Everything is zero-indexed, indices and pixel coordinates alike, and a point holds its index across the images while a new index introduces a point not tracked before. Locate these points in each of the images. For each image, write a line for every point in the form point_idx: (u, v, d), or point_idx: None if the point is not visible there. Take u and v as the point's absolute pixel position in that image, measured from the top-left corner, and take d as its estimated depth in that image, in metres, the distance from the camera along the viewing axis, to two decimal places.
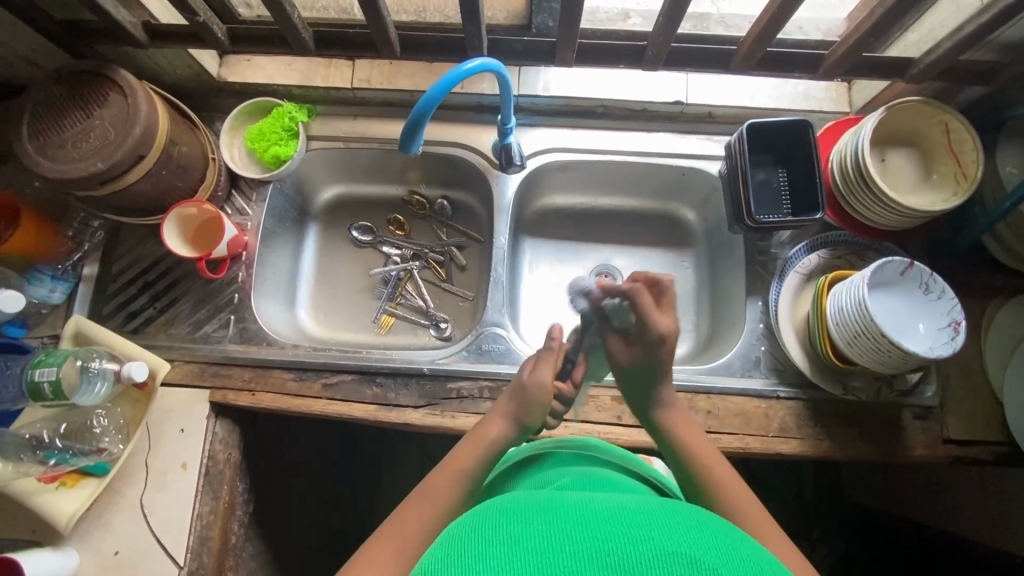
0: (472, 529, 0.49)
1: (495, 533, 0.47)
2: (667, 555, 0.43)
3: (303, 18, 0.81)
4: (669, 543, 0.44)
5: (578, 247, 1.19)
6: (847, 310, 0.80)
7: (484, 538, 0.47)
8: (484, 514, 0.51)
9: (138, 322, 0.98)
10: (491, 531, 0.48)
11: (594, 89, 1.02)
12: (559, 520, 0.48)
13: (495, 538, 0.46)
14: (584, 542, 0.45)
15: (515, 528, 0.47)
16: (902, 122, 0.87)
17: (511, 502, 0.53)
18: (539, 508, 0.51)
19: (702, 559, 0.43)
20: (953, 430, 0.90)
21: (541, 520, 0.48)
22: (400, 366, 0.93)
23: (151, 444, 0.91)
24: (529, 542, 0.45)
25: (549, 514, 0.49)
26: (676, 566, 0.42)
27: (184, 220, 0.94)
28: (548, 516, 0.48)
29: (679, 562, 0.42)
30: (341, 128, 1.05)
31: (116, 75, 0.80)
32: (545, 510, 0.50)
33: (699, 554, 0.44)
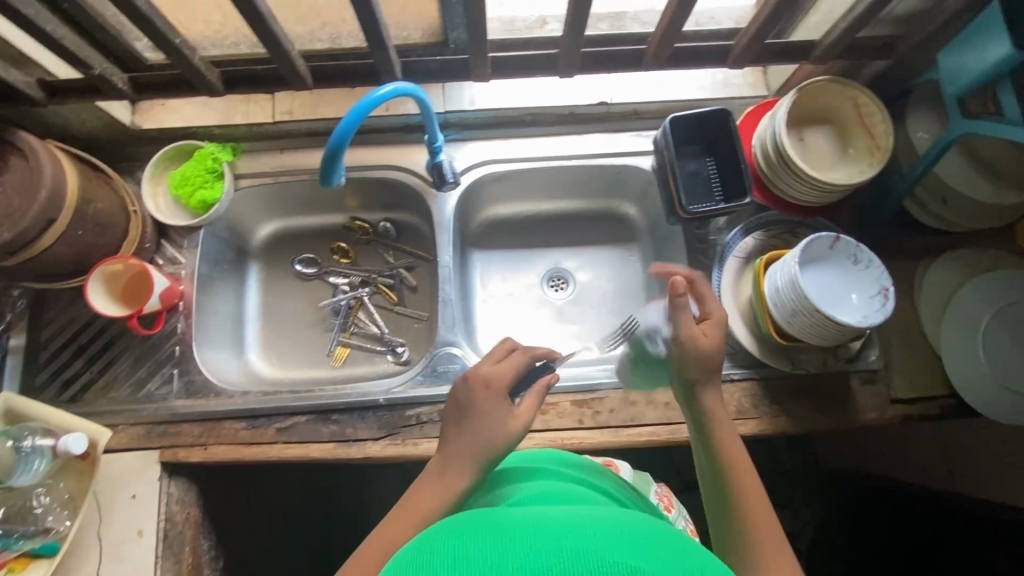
0: (412, 556, 0.42)
1: (423, 561, 0.40)
2: (609, 568, 0.36)
3: (205, 57, 0.79)
4: (614, 553, 0.37)
5: (527, 254, 1.19)
6: (783, 290, 0.81)
7: (413, 566, 0.40)
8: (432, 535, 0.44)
9: (76, 389, 0.94)
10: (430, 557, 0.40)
11: (519, 98, 1.03)
12: (499, 537, 0.41)
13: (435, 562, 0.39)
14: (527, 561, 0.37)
15: (449, 554, 0.40)
16: (815, 101, 0.90)
17: (454, 521, 0.45)
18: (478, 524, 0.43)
19: (651, 572, 0.36)
20: (900, 390, 0.93)
21: (487, 536, 0.41)
22: (355, 399, 0.91)
23: (101, 515, 0.87)
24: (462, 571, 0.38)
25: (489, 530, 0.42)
26: None
27: (110, 278, 0.89)
28: (494, 531, 0.42)
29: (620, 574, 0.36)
30: (269, 163, 1.03)
31: (14, 138, 0.76)
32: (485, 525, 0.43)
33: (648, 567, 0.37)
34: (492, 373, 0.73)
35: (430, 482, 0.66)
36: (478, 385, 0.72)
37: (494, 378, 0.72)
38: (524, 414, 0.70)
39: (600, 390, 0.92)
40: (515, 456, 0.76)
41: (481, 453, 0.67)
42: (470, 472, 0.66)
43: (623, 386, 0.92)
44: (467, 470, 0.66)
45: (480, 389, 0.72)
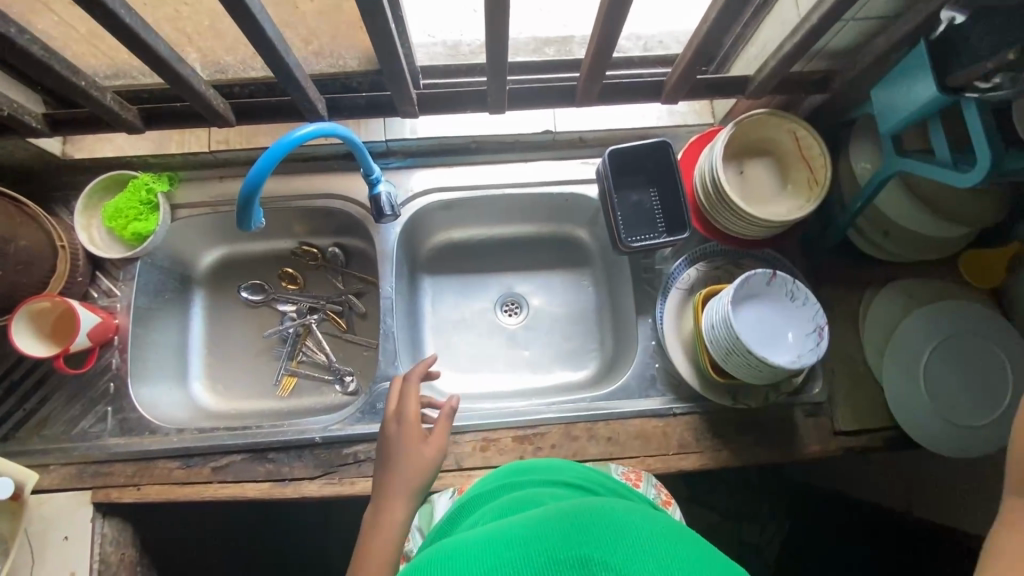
0: None
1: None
2: (557, 563, 0.44)
3: (113, 90, 0.77)
4: (563, 550, 0.45)
5: (479, 280, 1.18)
6: (718, 327, 0.80)
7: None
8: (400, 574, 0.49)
9: (7, 428, 0.92)
10: None
11: (463, 126, 1.01)
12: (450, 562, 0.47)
13: None
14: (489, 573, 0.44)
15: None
16: (754, 135, 0.89)
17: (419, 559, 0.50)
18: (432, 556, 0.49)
19: (596, 556, 0.44)
20: (842, 421, 0.93)
21: (445, 563, 0.47)
22: (292, 437, 0.89)
23: (32, 558, 0.86)
24: None
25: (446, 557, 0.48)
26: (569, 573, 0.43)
27: (36, 317, 0.87)
28: (451, 557, 0.47)
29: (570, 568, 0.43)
30: (207, 192, 1.01)
31: None
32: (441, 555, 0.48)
33: (597, 554, 0.44)
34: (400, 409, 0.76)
35: (377, 530, 0.66)
36: (402, 417, 0.76)
37: (402, 408, 0.76)
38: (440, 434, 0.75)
39: (541, 425, 0.91)
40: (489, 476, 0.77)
41: (412, 484, 0.70)
42: (407, 503, 0.68)
43: (564, 421, 0.92)
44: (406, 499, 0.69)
45: (394, 433, 0.74)
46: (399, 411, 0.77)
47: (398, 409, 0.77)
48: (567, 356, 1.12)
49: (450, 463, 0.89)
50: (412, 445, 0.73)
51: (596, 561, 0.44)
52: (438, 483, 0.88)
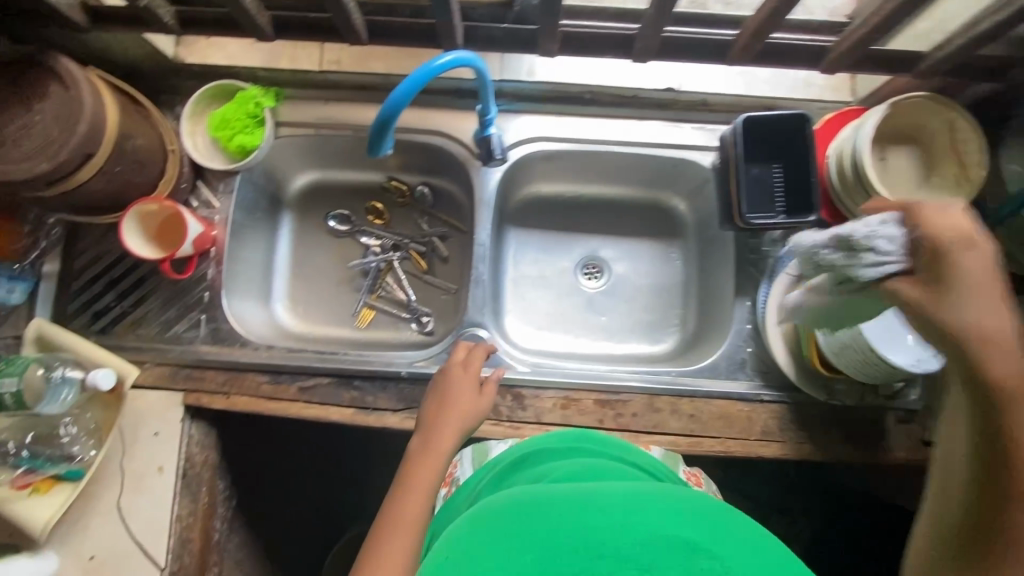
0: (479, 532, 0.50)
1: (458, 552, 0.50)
2: (644, 546, 0.47)
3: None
4: (657, 529, 0.48)
5: (564, 238, 1.15)
6: (837, 319, 0.77)
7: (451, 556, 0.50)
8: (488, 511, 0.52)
9: (105, 321, 0.95)
10: (492, 535, 0.50)
11: (582, 74, 0.96)
12: (527, 519, 0.50)
13: (501, 539, 0.49)
14: (575, 533, 0.48)
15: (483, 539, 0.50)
16: (905, 118, 0.82)
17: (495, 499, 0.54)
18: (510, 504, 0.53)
19: (693, 540, 0.48)
20: (935, 432, 0.90)
21: (541, 514, 0.50)
22: (379, 368, 0.91)
23: (124, 448, 0.90)
24: (534, 541, 0.48)
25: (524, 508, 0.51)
26: (665, 549, 0.47)
27: (143, 217, 0.88)
28: (546, 509, 0.50)
29: (669, 545, 0.47)
30: (311, 113, 0.98)
31: (56, 64, 0.73)
32: (522, 508, 0.51)
33: (689, 535, 0.48)
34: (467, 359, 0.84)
35: (427, 461, 0.73)
36: (460, 369, 0.83)
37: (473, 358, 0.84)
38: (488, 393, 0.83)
39: (625, 392, 0.90)
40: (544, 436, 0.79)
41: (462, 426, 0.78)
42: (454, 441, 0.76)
43: (649, 392, 0.90)
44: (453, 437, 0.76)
45: (456, 376, 0.82)
46: (454, 368, 0.84)
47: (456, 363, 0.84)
48: (646, 326, 1.10)
49: (529, 416, 0.89)
50: (472, 391, 0.81)
51: (690, 547, 0.47)
52: (517, 434, 0.88)
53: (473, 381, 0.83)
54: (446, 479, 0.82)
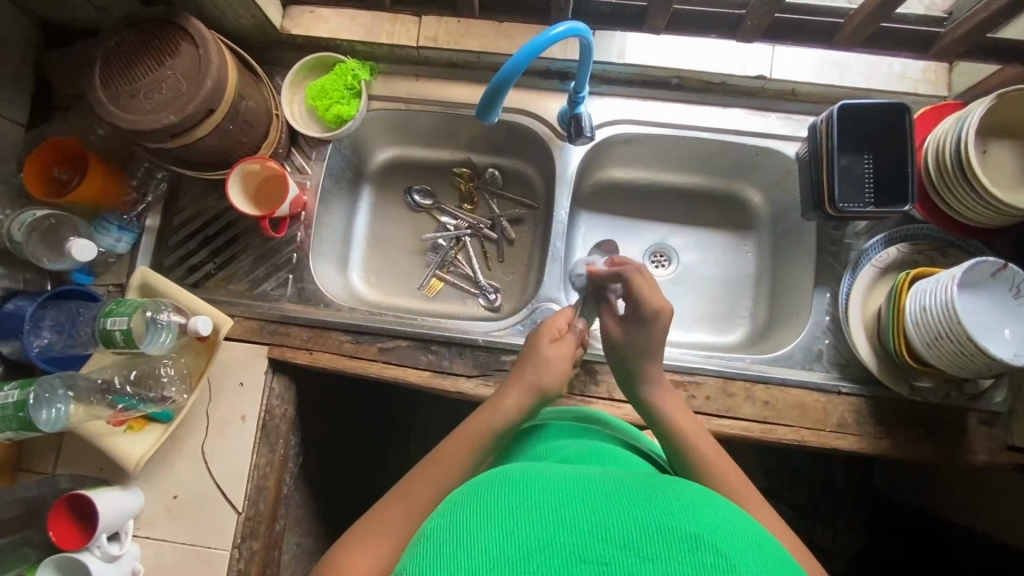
0: (462, 506, 0.47)
1: (449, 528, 0.44)
2: (660, 530, 0.42)
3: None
4: (673, 519, 0.43)
5: (634, 226, 1.13)
6: (931, 309, 0.76)
7: (437, 537, 0.44)
8: (484, 485, 0.50)
9: (198, 276, 0.99)
10: (486, 506, 0.46)
11: (672, 58, 0.95)
12: (513, 495, 0.46)
13: (493, 509, 0.45)
14: (571, 520, 0.43)
15: (469, 511, 0.46)
16: (1011, 114, 0.81)
17: (479, 479, 0.52)
18: (494, 481, 0.50)
19: (710, 538, 0.42)
20: (1019, 437, 0.87)
21: (544, 492, 0.46)
22: (456, 335, 0.94)
23: (211, 396, 0.94)
24: (524, 509, 0.44)
25: (509, 486, 0.48)
26: (673, 538, 0.41)
27: (247, 178, 0.93)
28: (551, 488, 0.47)
29: (678, 535, 0.41)
30: (403, 88, 1.02)
31: (187, 24, 0.78)
32: (507, 485, 0.48)
33: (702, 531, 0.42)
34: (557, 342, 0.81)
35: (482, 418, 0.72)
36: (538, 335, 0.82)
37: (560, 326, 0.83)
38: (568, 360, 0.80)
39: (698, 373, 0.90)
40: (553, 410, 0.84)
41: (535, 387, 0.75)
42: (519, 398, 0.74)
43: (722, 375, 0.90)
44: (520, 404, 0.74)
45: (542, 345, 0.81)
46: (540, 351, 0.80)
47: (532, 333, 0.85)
48: (715, 317, 1.08)
49: (602, 391, 0.91)
50: (561, 373, 0.78)
51: (707, 543, 0.41)
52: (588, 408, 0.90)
53: (557, 343, 0.81)
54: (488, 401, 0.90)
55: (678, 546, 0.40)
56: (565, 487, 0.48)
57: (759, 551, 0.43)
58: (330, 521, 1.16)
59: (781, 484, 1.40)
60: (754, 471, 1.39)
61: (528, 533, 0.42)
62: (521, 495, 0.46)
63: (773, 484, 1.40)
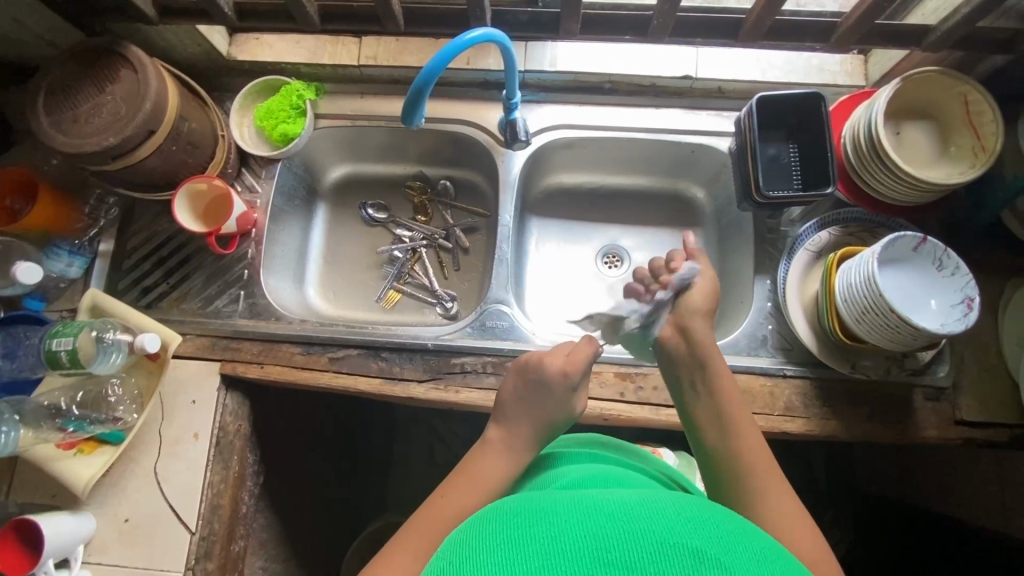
0: (464, 545, 0.47)
1: (452, 571, 0.44)
2: (671, 547, 0.42)
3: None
4: (675, 535, 0.43)
5: (585, 227, 1.15)
6: (855, 286, 0.78)
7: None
8: (481, 523, 0.49)
9: (151, 297, 1.00)
10: (490, 546, 0.45)
11: (601, 64, 1.00)
12: (511, 530, 0.46)
13: (499, 546, 0.44)
14: (575, 548, 0.43)
15: (470, 550, 0.45)
16: (920, 96, 0.84)
17: (476, 516, 0.51)
18: (492, 516, 0.49)
19: (712, 552, 0.42)
20: (966, 411, 0.87)
21: (541, 519, 0.46)
22: (405, 341, 0.95)
23: (164, 414, 0.94)
24: (526, 542, 0.44)
25: (510, 517, 0.48)
26: (675, 557, 0.41)
27: (195, 197, 0.96)
28: (549, 515, 0.47)
29: (679, 553, 0.42)
30: (348, 105, 1.06)
31: (125, 51, 0.82)
32: (510, 517, 0.48)
33: (701, 544, 0.43)
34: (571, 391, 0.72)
35: (483, 465, 0.68)
36: (540, 377, 0.72)
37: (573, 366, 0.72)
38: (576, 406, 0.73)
39: (644, 365, 0.91)
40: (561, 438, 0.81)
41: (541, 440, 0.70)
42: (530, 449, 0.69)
43: None
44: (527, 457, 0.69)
45: (555, 393, 0.71)
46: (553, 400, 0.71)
47: (531, 365, 0.73)
48: None
49: None
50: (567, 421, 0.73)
51: (708, 557, 0.42)
52: None
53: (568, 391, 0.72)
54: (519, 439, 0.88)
55: (678, 563, 0.41)
56: (569, 507, 0.47)
57: (758, 555, 0.44)
58: (296, 542, 1.14)
59: None
60: None
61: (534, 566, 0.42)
62: (523, 529, 0.46)
63: None
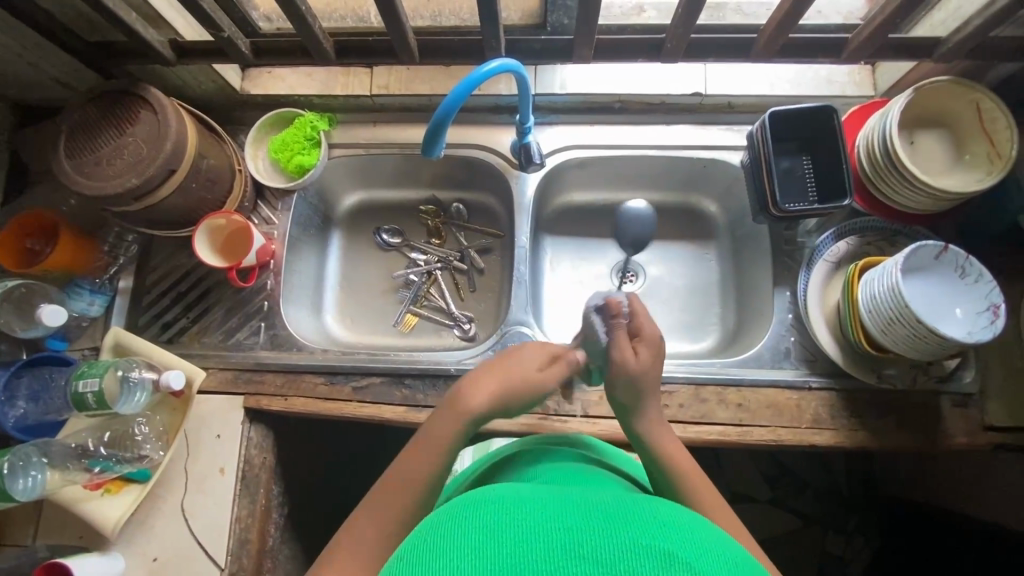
0: (434, 524, 0.46)
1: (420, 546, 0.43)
2: (643, 549, 0.41)
3: (325, 29, 0.84)
4: (648, 538, 0.42)
5: (599, 244, 1.15)
6: (879, 296, 0.78)
7: (405, 558, 0.43)
8: (452, 505, 0.49)
9: (172, 332, 1.00)
10: (459, 528, 0.44)
11: (611, 84, 1.01)
12: (486, 512, 0.46)
13: (468, 528, 0.44)
14: (545, 540, 0.42)
15: (442, 529, 0.45)
16: (931, 105, 0.85)
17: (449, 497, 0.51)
18: (467, 500, 0.49)
19: (684, 557, 0.41)
20: (994, 416, 0.87)
21: (515, 508, 0.46)
22: (428, 367, 0.95)
23: (189, 451, 0.94)
24: (494, 528, 0.44)
25: (484, 503, 0.48)
26: (649, 558, 0.40)
27: (213, 232, 0.97)
28: (523, 505, 0.47)
29: (652, 554, 0.41)
30: (361, 134, 1.07)
31: (145, 93, 0.83)
32: (484, 502, 0.48)
33: (677, 549, 0.42)
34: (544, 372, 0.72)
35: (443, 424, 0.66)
36: (527, 355, 0.72)
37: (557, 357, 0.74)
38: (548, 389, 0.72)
39: (670, 382, 0.91)
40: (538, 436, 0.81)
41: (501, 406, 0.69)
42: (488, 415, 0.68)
43: (694, 382, 0.91)
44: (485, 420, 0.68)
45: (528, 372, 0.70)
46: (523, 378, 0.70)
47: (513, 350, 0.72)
48: (685, 327, 1.09)
49: (577, 409, 0.91)
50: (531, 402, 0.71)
51: (683, 562, 0.40)
52: (564, 427, 0.90)
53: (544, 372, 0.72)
54: None
55: (652, 564, 0.40)
56: (545, 504, 0.47)
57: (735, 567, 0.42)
58: None
59: (782, 492, 1.38)
60: (752, 480, 1.38)
61: (499, 550, 0.41)
62: (496, 516, 0.45)
63: (775, 494, 1.38)
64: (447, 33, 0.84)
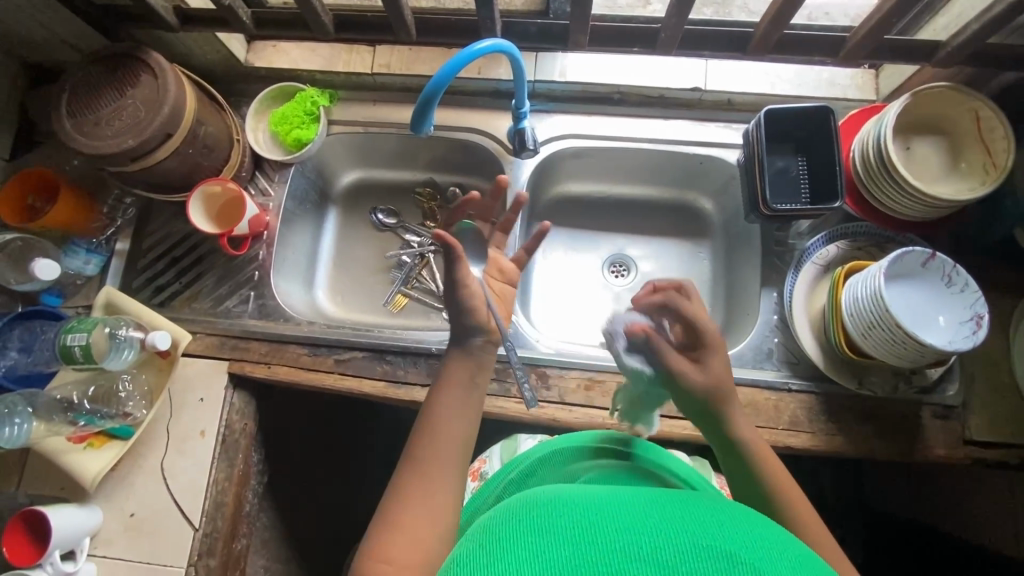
0: (491, 528, 0.46)
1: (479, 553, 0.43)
2: (706, 551, 0.41)
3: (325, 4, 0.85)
4: (708, 538, 0.42)
5: (592, 236, 1.15)
6: (862, 301, 0.77)
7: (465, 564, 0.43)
8: (505, 509, 0.49)
9: (164, 295, 1.02)
10: (516, 532, 0.44)
11: (610, 75, 1.01)
12: (539, 512, 0.46)
13: (525, 528, 0.44)
14: (602, 543, 0.42)
15: (501, 534, 0.45)
16: (929, 112, 0.84)
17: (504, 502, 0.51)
18: (523, 503, 0.49)
19: (745, 557, 0.41)
20: (975, 430, 0.86)
21: (569, 507, 0.46)
22: (409, 345, 0.95)
23: (172, 412, 0.95)
24: (550, 530, 0.43)
25: (536, 504, 0.48)
26: (710, 558, 0.40)
27: (210, 199, 0.98)
28: (574, 504, 0.46)
29: (714, 555, 0.40)
30: (360, 112, 1.08)
31: (147, 57, 0.84)
32: (538, 502, 0.48)
33: (736, 550, 0.41)
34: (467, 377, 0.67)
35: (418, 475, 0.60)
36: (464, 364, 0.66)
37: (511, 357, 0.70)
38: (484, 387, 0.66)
39: None
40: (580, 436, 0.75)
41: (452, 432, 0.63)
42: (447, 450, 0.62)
43: None
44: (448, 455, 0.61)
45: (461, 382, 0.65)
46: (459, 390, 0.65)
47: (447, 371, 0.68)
48: None
49: (554, 396, 0.91)
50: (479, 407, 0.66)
51: (742, 561, 0.40)
52: (540, 413, 0.90)
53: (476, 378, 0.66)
54: (474, 471, 0.88)
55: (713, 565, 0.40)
56: (600, 502, 0.47)
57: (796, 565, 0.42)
58: (297, 543, 1.15)
59: None
60: None
61: (560, 554, 0.41)
62: (550, 518, 0.45)
63: None
64: (445, 13, 0.85)
